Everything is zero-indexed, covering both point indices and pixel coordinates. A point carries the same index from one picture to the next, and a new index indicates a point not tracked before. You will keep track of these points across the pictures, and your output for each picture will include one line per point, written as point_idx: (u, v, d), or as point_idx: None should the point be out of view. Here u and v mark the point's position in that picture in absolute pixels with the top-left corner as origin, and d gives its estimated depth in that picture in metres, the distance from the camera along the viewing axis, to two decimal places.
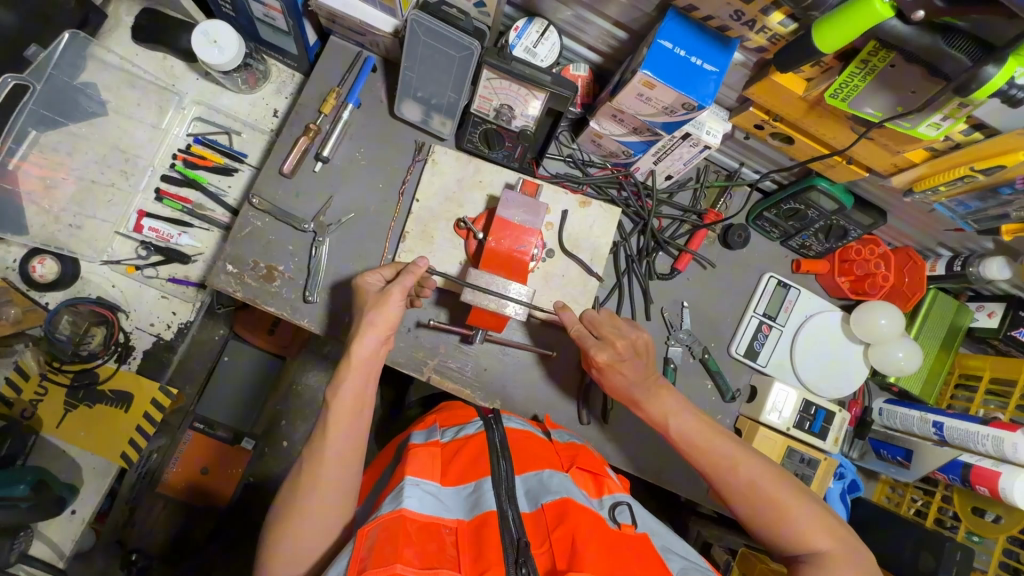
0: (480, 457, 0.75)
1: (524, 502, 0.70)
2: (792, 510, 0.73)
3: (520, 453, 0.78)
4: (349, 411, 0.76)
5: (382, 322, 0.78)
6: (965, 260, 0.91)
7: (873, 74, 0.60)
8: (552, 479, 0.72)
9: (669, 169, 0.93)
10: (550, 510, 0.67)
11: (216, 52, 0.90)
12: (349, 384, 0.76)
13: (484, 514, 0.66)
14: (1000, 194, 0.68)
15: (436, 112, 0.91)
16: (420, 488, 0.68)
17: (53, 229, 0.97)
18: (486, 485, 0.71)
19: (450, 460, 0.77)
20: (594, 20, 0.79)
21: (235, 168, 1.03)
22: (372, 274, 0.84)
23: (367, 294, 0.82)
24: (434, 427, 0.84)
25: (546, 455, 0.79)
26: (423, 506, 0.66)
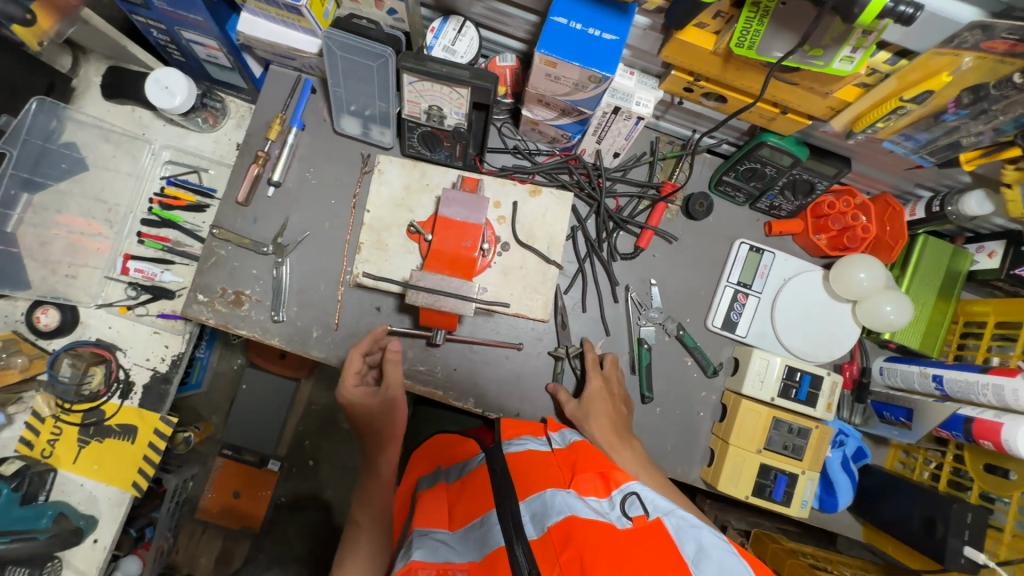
0: (483, 490, 0.72)
1: (531, 527, 0.63)
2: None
3: (523, 476, 0.71)
4: (380, 485, 0.92)
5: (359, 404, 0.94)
6: (943, 198, 0.84)
7: (769, 15, 0.57)
8: (551, 497, 0.64)
9: (614, 147, 0.91)
10: (556, 533, 0.59)
11: (167, 96, 0.95)
12: (382, 459, 0.94)
13: (494, 553, 0.61)
14: (944, 121, 0.62)
15: (374, 123, 0.92)
16: (428, 542, 0.67)
17: (51, 280, 1.05)
18: (491, 519, 0.66)
19: (457, 498, 0.76)
20: (503, 7, 0.78)
21: (207, 204, 1.09)
22: (354, 382, 0.92)
23: (368, 404, 0.94)
24: (440, 469, 0.88)
25: (550, 472, 0.71)
26: (431, 555, 0.64)
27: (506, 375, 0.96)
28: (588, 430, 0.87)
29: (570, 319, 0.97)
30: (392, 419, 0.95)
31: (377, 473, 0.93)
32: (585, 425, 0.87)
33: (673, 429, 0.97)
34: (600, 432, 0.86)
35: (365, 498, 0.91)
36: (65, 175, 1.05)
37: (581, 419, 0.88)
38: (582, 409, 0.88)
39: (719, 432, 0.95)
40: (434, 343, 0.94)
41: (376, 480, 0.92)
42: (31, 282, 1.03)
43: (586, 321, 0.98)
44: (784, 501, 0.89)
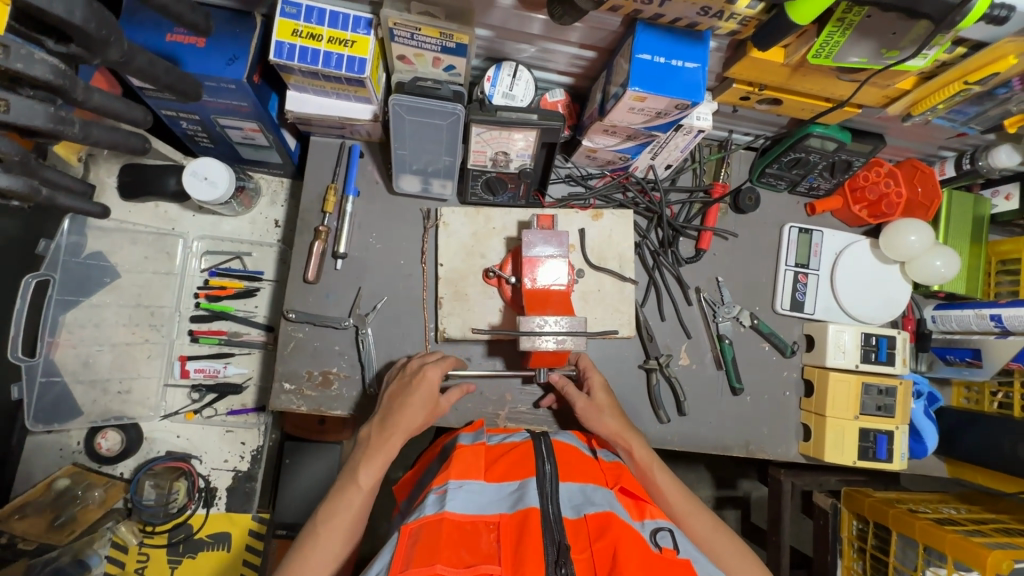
0: (526, 460, 0.72)
1: (568, 507, 0.66)
2: (677, 503, 0.79)
3: (565, 461, 0.75)
4: (392, 453, 0.75)
5: (426, 406, 0.79)
6: (972, 155, 0.92)
7: (852, 28, 0.61)
8: (595, 492, 0.68)
9: (667, 159, 0.95)
10: (593, 520, 0.63)
11: (209, 187, 0.91)
12: (399, 425, 0.76)
13: (528, 510, 0.62)
14: (997, 95, 0.70)
15: (434, 178, 0.92)
16: (463, 489, 0.66)
17: (104, 401, 0.99)
18: (531, 483, 0.67)
19: (495, 460, 0.74)
20: (560, 49, 0.80)
21: (255, 287, 1.04)
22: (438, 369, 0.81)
23: (426, 394, 0.79)
24: (481, 431, 0.84)
25: (592, 469, 0.75)
26: (464, 505, 0.63)
27: None
28: (594, 427, 0.85)
29: (652, 331, 1.00)
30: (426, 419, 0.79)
31: (388, 437, 0.75)
32: (597, 418, 0.85)
33: (766, 413, 1.02)
34: (607, 424, 0.84)
35: (367, 458, 0.74)
36: (99, 288, 0.98)
37: (598, 411, 0.85)
38: (595, 403, 0.86)
39: (809, 407, 1.00)
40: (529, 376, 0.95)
41: (384, 448, 0.74)
42: (84, 408, 0.97)
43: (666, 328, 1.01)
44: (887, 458, 0.96)
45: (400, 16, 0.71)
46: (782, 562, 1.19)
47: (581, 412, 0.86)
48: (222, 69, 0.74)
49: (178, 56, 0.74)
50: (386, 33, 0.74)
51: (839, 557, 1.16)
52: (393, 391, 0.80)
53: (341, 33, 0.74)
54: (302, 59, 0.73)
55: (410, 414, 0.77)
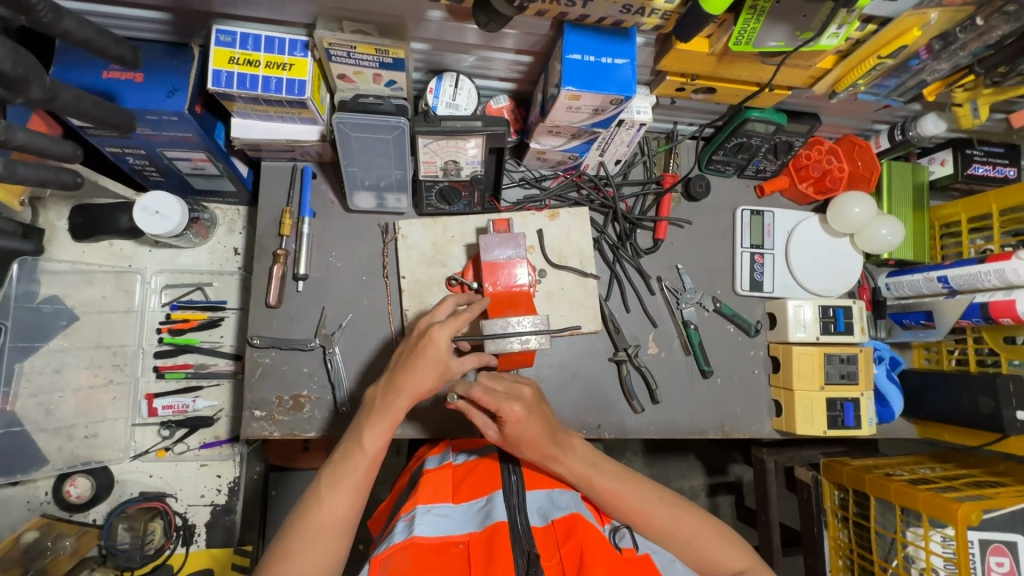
0: (491, 476, 0.74)
1: (535, 516, 0.67)
2: (700, 543, 0.72)
3: (531, 472, 0.77)
4: (396, 416, 0.73)
5: (431, 368, 0.73)
6: (903, 127, 0.96)
7: (765, 13, 0.64)
8: (559, 497, 0.70)
9: (616, 155, 0.97)
10: (560, 523, 0.64)
11: (162, 220, 0.91)
12: (404, 389, 0.72)
13: (495, 525, 0.63)
14: (911, 67, 0.73)
15: (388, 192, 0.93)
16: (432, 513, 0.66)
17: (70, 447, 0.96)
18: (498, 497, 0.68)
19: (461, 480, 0.75)
20: (498, 56, 0.82)
21: (220, 317, 1.04)
22: (445, 337, 0.73)
23: (432, 360, 0.73)
24: (447, 451, 0.85)
25: (557, 476, 0.76)
26: (433, 529, 0.63)
27: (577, 394, 0.99)
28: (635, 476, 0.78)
29: (619, 323, 1.02)
30: (433, 381, 0.74)
31: (394, 403, 0.73)
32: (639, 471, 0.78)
33: (737, 393, 1.04)
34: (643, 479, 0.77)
35: (372, 421, 0.73)
36: (57, 333, 0.94)
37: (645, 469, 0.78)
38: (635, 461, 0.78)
39: (778, 382, 1.03)
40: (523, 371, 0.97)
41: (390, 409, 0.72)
42: (50, 455, 0.94)
43: (632, 319, 1.03)
44: (855, 424, 0.98)
45: (334, 36, 0.71)
46: (772, 539, 1.20)
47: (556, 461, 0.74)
48: (162, 101, 0.74)
49: (117, 92, 0.74)
50: (323, 53, 0.75)
51: (826, 528, 1.17)
52: (400, 355, 0.76)
53: (278, 57, 0.75)
54: (241, 85, 0.74)
55: (417, 380, 0.73)
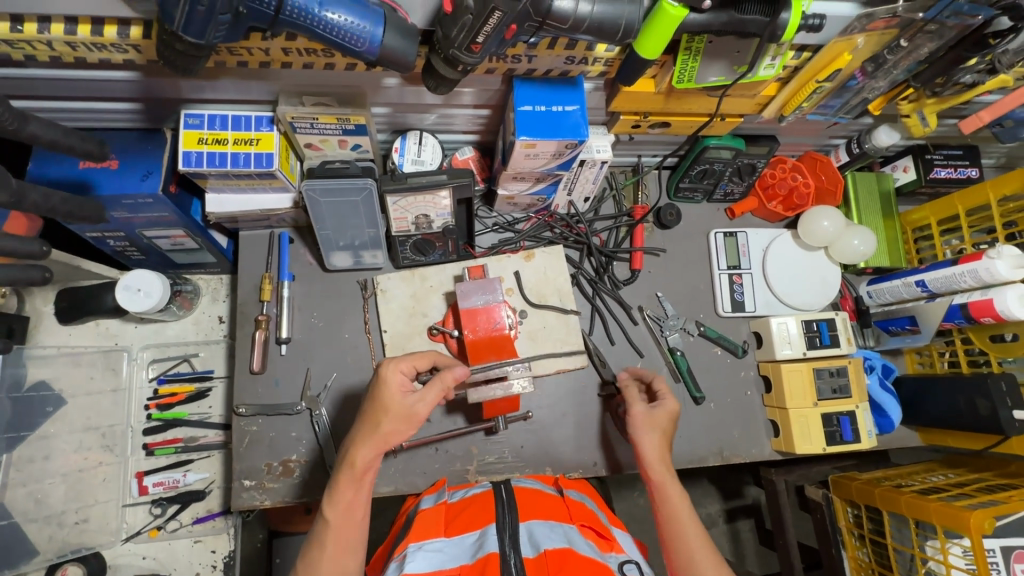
0: (486, 511, 0.72)
1: (527, 547, 0.64)
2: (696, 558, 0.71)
3: (526, 501, 0.74)
4: (356, 476, 0.71)
5: (390, 413, 0.71)
6: (859, 140, 0.99)
7: (701, 53, 0.67)
8: (550, 529, 0.67)
9: (583, 193, 0.99)
10: (552, 555, 0.61)
11: (143, 297, 0.92)
12: (361, 445, 0.71)
13: (487, 557, 0.62)
14: (851, 87, 0.77)
15: (364, 250, 0.95)
16: (423, 550, 0.65)
17: (62, 535, 0.94)
18: (490, 531, 0.67)
19: (454, 516, 0.73)
20: (457, 113, 0.86)
21: (208, 387, 1.04)
22: (399, 372, 0.73)
23: (385, 405, 0.72)
24: (443, 490, 0.83)
25: (554, 506, 0.73)
26: (424, 566, 0.62)
27: (570, 432, 0.98)
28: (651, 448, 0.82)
29: (604, 357, 1.02)
30: (394, 429, 0.72)
31: (352, 461, 0.71)
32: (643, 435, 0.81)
33: (732, 417, 1.03)
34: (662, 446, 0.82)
35: (336, 487, 0.71)
36: (46, 419, 0.93)
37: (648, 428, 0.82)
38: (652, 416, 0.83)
39: (772, 402, 1.02)
40: (525, 413, 0.96)
41: (349, 470, 0.70)
42: (40, 547, 0.92)
43: (618, 352, 1.03)
44: (854, 438, 0.97)
45: (296, 110, 0.75)
46: (792, 564, 1.16)
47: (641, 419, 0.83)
48: (135, 185, 0.77)
49: (91, 181, 0.76)
50: (287, 126, 0.78)
51: (844, 549, 1.13)
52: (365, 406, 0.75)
53: (245, 134, 0.78)
54: (210, 163, 0.76)
55: (378, 429, 0.71)
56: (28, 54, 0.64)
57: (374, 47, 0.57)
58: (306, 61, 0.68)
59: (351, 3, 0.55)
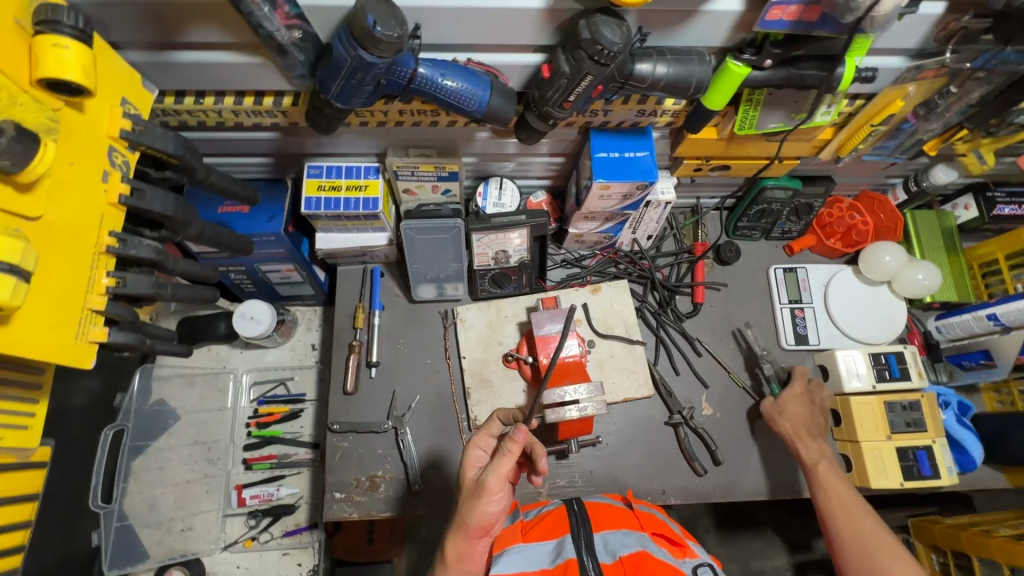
0: (561, 519, 0.76)
1: (604, 555, 0.68)
2: (872, 543, 0.80)
3: (597, 513, 0.78)
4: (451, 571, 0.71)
5: (467, 493, 0.72)
6: (916, 179, 1.03)
7: (761, 104, 0.76)
8: (623, 536, 0.71)
9: (647, 231, 1.07)
10: (629, 560, 0.65)
11: (255, 323, 1.05)
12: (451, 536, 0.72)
13: (567, 562, 0.67)
14: (904, 129, 0.83)
15: (447, 283, 1.05)
16: (506, 555, 0.70)
17: (168, 540, 1.05)
18: (567, 539, 0.71)
19: (530, 528, 0.77)
20: (535, 160, 0.97)
21: (300, 408, 1.14)
22: (472, 451, 0.76)
23: (464, 482, 0.75)
24: (517, 509, 0.88)
25: (623, 516, 0.77)
26: (508, 568, 0.67)
27: (638, 459, 1.01)
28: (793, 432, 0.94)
29: (670, 386, 1.06)
30: (474, 509, 0.70)
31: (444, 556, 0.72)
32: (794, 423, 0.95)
33: None
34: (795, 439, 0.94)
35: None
36: (162, 432, 1.09)
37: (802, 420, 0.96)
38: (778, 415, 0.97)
39: (842, 435, 1.01)
40: (595, 438, 1.00)
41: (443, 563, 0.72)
42: (151, 550, 1.03)
43: (683, 382, 1.06)
44: (934, 474, 0.95)
45: (401, 160, 0.87)
46: None
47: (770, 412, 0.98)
48: (264, 225, 0.90)
49: (229, 222, 0.90)
50: (392, 174, 0.90)
51: None
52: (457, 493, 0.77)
53: (357, 181, 0.91)
54: (327, 207, 0.90)
55: (465, 514, 0.71)
56: (199, 120, 0.79)
57: (481, 106, 0.69)
58: (416, 120, 0.81)
59: (466, 74, 0.67)
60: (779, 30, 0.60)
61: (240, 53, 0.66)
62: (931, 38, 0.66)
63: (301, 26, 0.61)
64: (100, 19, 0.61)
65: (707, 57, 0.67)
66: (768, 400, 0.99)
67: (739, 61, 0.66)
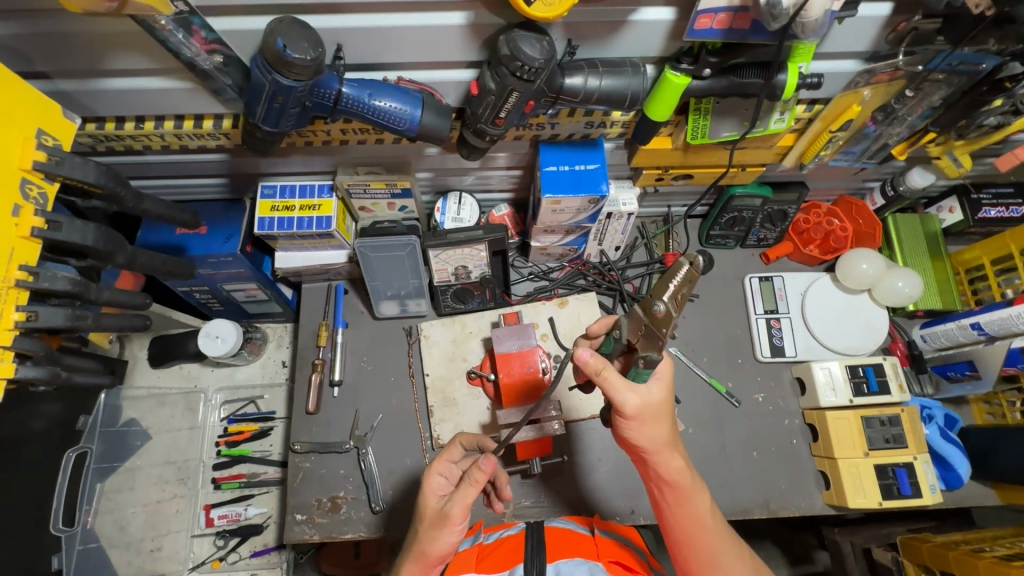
0: (517, 548, 0.73)
1: None
2: (711, 537, 0.66)
3: (555, 541, 0.75)
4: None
5: (429, 522, 0.68)
6: (893, 182, 0.99)
7: (710, 113, 0.73)
8: (575, 566, 0.68)
9: (613, 243, 1.04)
10: None
11: (219, 343, 1.05)
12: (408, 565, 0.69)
13: None
14: (868, 133, 0.79)
15: (410, 299, 1.04)
16: None
17: (138, 561, 1.05)
18: (518, 571, 0.68)
19: (487, 553, 0.76)
20: (492, 174, 0.95)
21: (270, 426, 1.14)
22: (435, 478, 0.72)
23: (425, 510, 0.70)
24: (480, 533, 0.85)
25: (582, 545, 0.74)
26: None
27: (606, 478, 0.98)
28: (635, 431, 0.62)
29: None
30: (436, 541, 0.66)
31: None
32: (649, 429, 0.62)
33: (779, 467, 0.98)
34: (642, 431, 0.62)
35: None
36: (132, 452, 1.08)
37: (658, 415, 0.62)
38: (631, 417, 0.61)
39: (820, 451, 0.97)
40: (561, 456, 0.98)
41: None
42: (121, 571, 1.02)
43: None
44: (915, 493, 0.90)
45: (351, 178, 0.86)
46: None
47: (637, 415, 0.61)
48: (220, 246, 0.90)
49: (184, 244, 0.90)
50: (344, 192, 0.89)
51: None
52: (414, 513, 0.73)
53: (310, 200, 0.90)
54: (280, 226, 0.88)
55: (425, 543, 0.67)
56: (144, 145, 0.79)
57: (413, 124, 0.67)
58: (361, 138, 0.80)
59: (395, 91, 0.65)
60: (711, 38, 0.58)
61: (170, 79, 0.66)
62: (882, 40, 0.63)
63: (221, 51, 0.60)
64: (22, 51, 0.60)
65: (643, 67, 0.65)
66: (598, 364, 0.60)
67: (677, 71, 0.63)
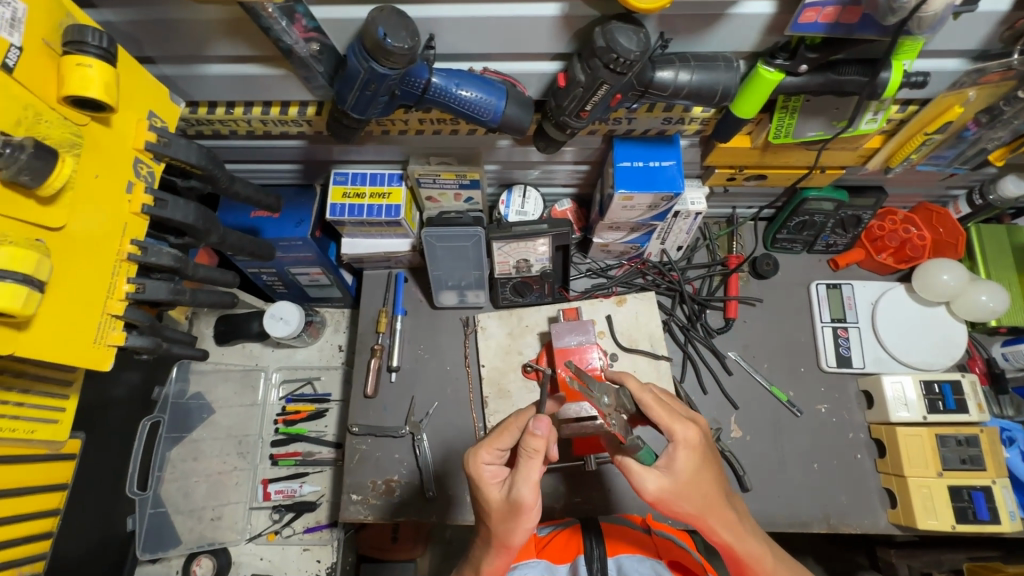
0: (575, 539, 0.74)
1: None
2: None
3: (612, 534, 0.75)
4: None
5: (499, 511, 0.64)
6: (981, 191, 0.94)
7: (798, 111, 0.71)
8: (638, 562, 0.69)
9: (676, 242, 1.02)
10: None
11: (283, 324, 1.08)
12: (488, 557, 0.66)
13: None
14: (965, 137, 0.75)
15: (468, 290, 1.05)
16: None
17: (199, 528, 1.10)
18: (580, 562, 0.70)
19: (543, 544, 0.77)
20: (559, 169, 0.95)
21: (325, 408, 1.17)
22: (487, 467, 0.66)
23: (488, 502, 0.65)
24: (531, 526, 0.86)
25: (639, 539, 0.75)
26: None
27: None
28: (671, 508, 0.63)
29: (697, 406, 1.00)
30: (512, 530, 0.63)
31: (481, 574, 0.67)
32: (681, 503, 0.62)
33: (841, 481, 0.95)
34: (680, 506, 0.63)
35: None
36: (198, 424, 1.14)
37: (686, 486, 0.62)
38: (659, 497, 0.62)
39: (887, 468, 0.93)
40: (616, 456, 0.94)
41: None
42: (183, 536, 1.08)
43: (710, 402, 1.00)
44: (992, 518, 0.86)
45: (423, 168, 0.87)
46: None
47: (660, 497, 0.62)
48: (291, 230, 0.93)
49: (259, 226, 0.93)
50: (414, 181, 0.91)
51: None
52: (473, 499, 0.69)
53: (380, 188, 0.91)
54: (351, 213, 0.90)
55: (503, 532, 0.63)
56: (230, 129, 0.82)
57: (496, 115, 0.67)
58: (436, 128, 0.81)
59: (480, 82, 0.65)
60: (813, 33, 0.56)
61: (265, 66, 0.68)
62: (996, 39, 0.60)
63: (318, 39, 0.61)
64: (133, 36, 0.64)
65: (735, 62, 0.63)
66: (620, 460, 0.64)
67: (771, 66, 0.62)
